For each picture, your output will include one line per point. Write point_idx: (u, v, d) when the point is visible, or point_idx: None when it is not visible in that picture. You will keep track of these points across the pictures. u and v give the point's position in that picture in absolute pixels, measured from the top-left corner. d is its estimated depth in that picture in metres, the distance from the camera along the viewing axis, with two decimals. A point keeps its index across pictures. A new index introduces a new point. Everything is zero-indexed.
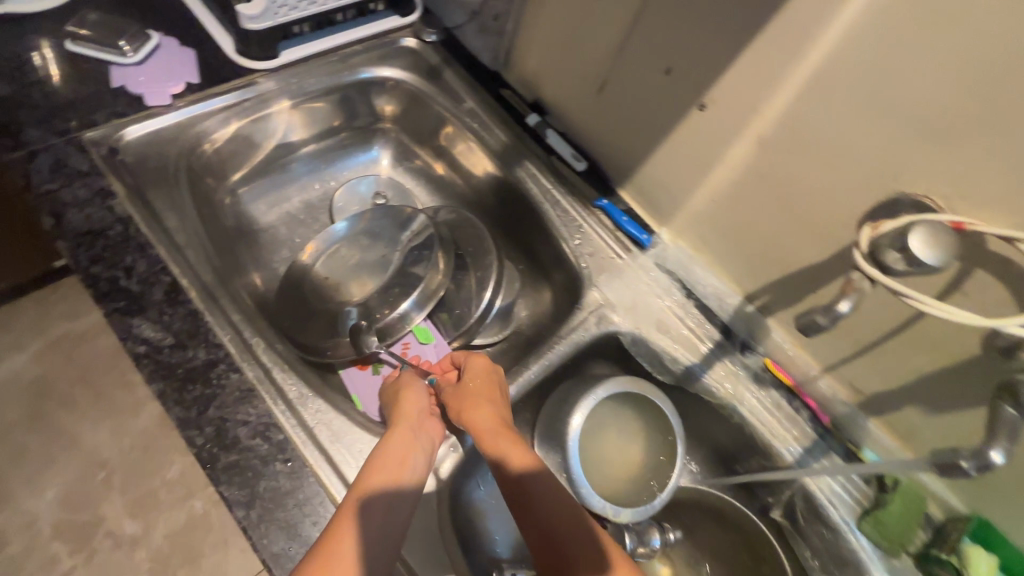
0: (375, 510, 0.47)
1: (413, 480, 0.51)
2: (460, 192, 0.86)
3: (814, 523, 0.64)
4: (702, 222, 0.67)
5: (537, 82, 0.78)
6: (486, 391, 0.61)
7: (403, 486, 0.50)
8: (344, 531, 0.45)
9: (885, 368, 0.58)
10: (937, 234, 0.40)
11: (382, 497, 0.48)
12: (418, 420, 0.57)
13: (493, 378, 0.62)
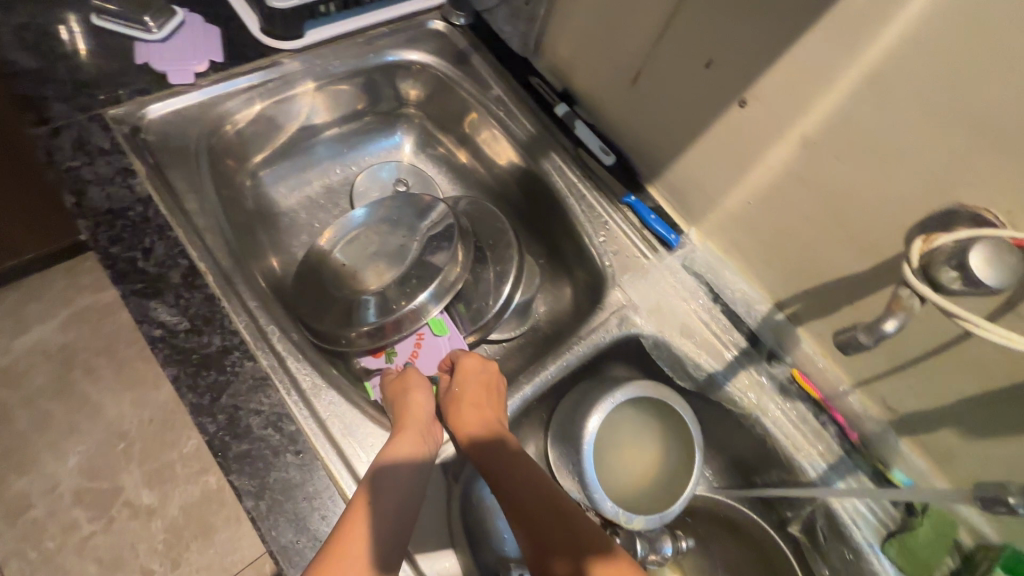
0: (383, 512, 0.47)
1: (419, 480, 0.51)
2: (483, 182, 0.84)
3: (835, 543, 0.62)
4: (735, 224, 0.64)
5: (567, 70, 0.75)
6: (481, 390, 0.61)
7: (411, 487, 0.50)
8: (356, 534, 0.44)
9: (924, 388, 0.55)
10: (1003, 253, 0.37)
11: (389, 497, 0.48)
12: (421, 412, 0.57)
13: (490, 381, 0.62)
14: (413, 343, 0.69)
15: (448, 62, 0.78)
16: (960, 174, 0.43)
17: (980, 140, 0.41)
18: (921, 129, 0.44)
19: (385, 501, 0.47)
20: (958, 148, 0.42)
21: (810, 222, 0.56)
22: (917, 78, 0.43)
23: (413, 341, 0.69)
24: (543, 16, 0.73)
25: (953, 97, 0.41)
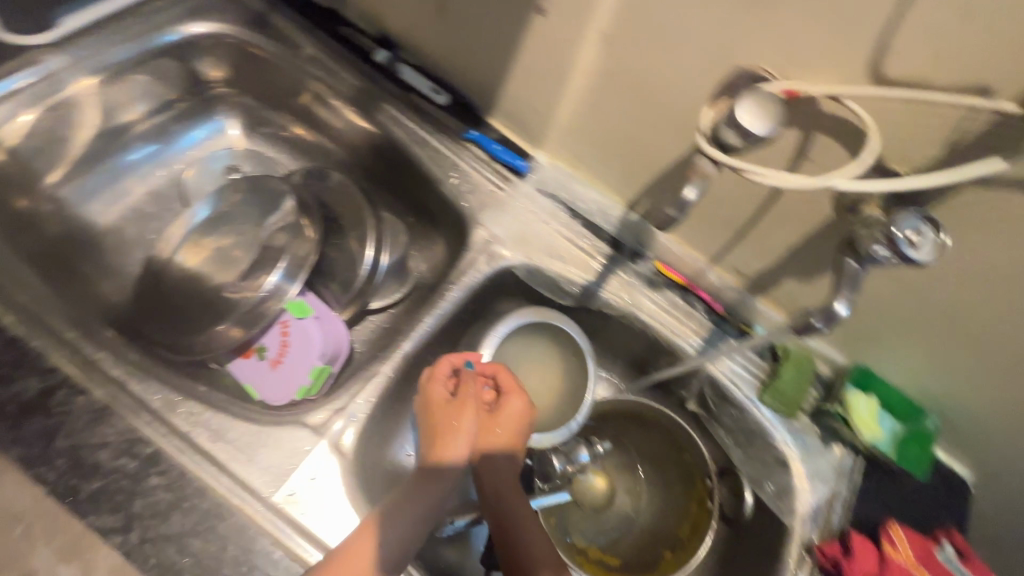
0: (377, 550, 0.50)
1: (421, 521, 0.53)
2: (325, 147, 0.78)
3: (723, 406, 0.68)
4: (575, 134, 0.65)
5: (377, 13, 0.71)
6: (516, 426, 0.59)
7: (410, 531, 0.52)
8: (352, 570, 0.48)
9: (761, 247, 0.60)
10: (767, 103, 0.40)
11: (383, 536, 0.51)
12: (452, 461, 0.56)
13: (525, 428, 0.59)
14: (280, 335, 0.63)
15: (245, 27, 0.71)
16: (733, 38, 0.46)
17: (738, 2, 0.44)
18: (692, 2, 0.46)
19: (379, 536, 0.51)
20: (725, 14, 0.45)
21: (632, 117, 0.58)
22: None
23: (280, 334, 0.63)
24: None
25: None
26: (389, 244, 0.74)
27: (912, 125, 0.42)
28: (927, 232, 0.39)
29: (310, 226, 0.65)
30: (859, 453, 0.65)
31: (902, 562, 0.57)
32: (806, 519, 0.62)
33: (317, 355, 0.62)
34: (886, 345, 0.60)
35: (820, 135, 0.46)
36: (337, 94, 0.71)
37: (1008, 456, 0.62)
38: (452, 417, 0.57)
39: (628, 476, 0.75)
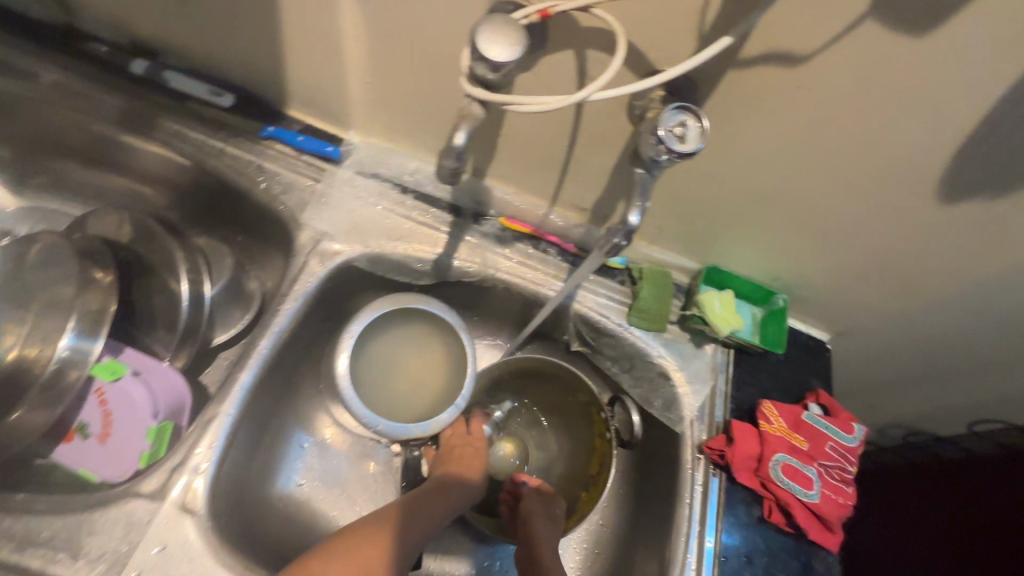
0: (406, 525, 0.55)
1: (437, 523, 0.58)
2: (120, 187, 0.70)
3: (601, 339, 0.69)
4: (376, 108, 0.61)
5: (120, 20, 0.62)
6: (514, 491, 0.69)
7: (422, 530, 0.56)
8: (363, 532, 0.53)
9: (587, 178, 0.60)
10: (501, 27, 0.38)
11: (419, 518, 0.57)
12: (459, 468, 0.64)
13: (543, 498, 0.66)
14: (99, 405, 0.55)
15: None
16: None
17: None
18: None
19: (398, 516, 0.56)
20: None
21: (419, 75, 0.55)
22: None
23: (98, 404, 0.55)
24: None
25: None
26: (214, 270, 0.66)
27: (661, 22, 0.42)
28: (689, 122, 0.40)
29: (101, 275, 0.56)
30: (728, 346, 0.68)
31: (777, 433, 0.61)
32: (694, 422, 0.64)
33: (150, 414, 0.55)
34: (723, 240, 0.63)
35: (588, 51, 0.46)
36: (100, 118, 0.63)
37: (847, 308, 0.68)
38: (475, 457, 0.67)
39: (534, 429, 0.77)
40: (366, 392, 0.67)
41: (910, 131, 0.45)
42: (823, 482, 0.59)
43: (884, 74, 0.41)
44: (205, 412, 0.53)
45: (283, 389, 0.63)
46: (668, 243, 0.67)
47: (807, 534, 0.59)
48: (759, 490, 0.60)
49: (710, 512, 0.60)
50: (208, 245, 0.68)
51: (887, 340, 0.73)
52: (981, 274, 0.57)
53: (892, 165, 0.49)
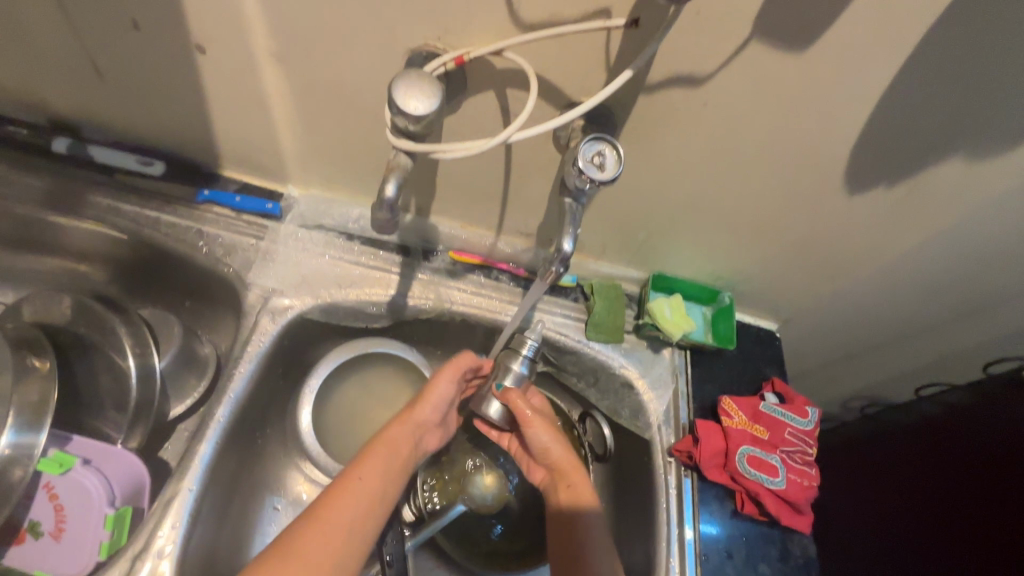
0: (392, 473, 0.55)
1: (391, 472, 0.54)
2: (54, 266, 0.68)
3: (563, 357, 0.70)
4: (312, 160, 0.62)
5: (34, 100, 0.60)
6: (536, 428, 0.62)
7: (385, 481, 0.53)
8: (340, 506, 0.49)
9: (527, 205, 0.62)
10: (417, 82, 0.40)
11: (400, 465, 0.56)
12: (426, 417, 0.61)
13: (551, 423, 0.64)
14: (48, 501, 0.52)
15: None
16: (386, 22, 0.44)
17: None
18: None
19: (383, 467, 0.54)
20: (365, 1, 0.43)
21: (349, 125, 0.56)
22: None
23: (47, 501, 0.52)
24: None
25: None
26: (163, 341, 0.64)
27: (570, 57, 0.44)
28: (606, 151, 0.43)
29: (39, 362, 0.54)
30: (683, 348, 0.71)
31: (739, 426, 0.63)
32: (661, 427, 0.66)
33: (105, 500, 0.53)
34: (664, 248, 0.66)
35: (507, 89, 0.48)
36: (24, 199, 0.62)
37: (788, 297, 0.72)
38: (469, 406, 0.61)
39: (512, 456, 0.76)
40: (334, 443, 0.66)
41: (812, 132, 0.49)
42: (788, 468, 0.62)
43: (779, 86, 0.45)
44: (165, 492, 0.51)
45: (248, 452, 0.61)
46: (613, 256, 0.69)
47: (780, 520, 0.61)
48: (729, 484, 0.62)
49: (687, 512, 0.62)
50: (153, 315, 0.66)
51: (830, 321, 0.77)
52: (899, 250, 0.62)
53: (802, 164, 0.52)
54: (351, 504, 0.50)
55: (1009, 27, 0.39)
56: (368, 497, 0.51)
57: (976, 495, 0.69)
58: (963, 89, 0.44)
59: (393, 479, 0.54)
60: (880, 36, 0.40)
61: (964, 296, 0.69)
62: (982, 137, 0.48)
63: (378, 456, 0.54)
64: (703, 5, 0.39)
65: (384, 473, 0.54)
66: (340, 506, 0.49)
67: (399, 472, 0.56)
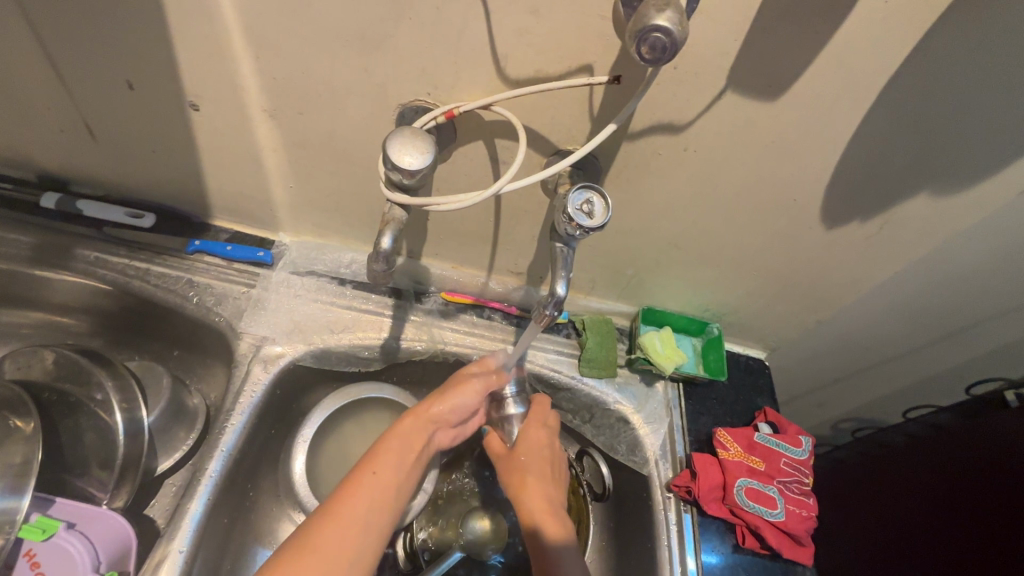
0: (400, 477, 0.51)
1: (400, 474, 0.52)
2: (37, 320, 0.67)
3: (558, 393, 0.70)
4: (304, 208, 0.63)
5: (25, 157, 0.61)
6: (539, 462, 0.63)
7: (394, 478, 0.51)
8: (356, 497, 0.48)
9: (517, 246, 0.63)
10: (411, 138, 0.41)
11: (409, 468, 0.53)
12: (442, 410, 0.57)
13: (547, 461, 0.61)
14: (29, 569, 0.49)
15: None
16: (378, 80, 0.46)
17: (360, 48, 0.43)
18: (323, 59, 0.45)
19: (389, 472, 0.51)
20: (357, 62, 0.45)
21: (341, 175, 0.57)
22: (277, 17, 0.42)
23: (29, 569, 0.49)
24: None
25: (313, 23, 0.42)
26: (151, 393, 0.63)
27: (556, 109, 0.46)
28: (594, 199, 0.44)
29: (22, 422, 0.52)
30: (676, 381, 0.71)
31: (735, 458, 0.64)
32: (658, 462, 0.66)
33: (91, 565, 0.50)
34: (652, 283, 0.68)
35: (496, 139, 0.49)
36: (10, 256, 0.62)
37: (774, 326, 0.74)
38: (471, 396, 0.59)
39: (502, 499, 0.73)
40: (328, 493, 0.65)
41: (788, 173, 0.51)
42: (786, 498, 0.62)
43: (754, 133, 0.47)
44: (152, 556, 0.50)
45: (240, 507, 0.59)
46: (603, 292, 0.71)
47: (781, 553, 0.61)
48: (729, 517, 0.62)
49: (689, 548, 0.61)
50: (141, 367, 0.64)
51: (817, 347, 0.79)
52: (877, 279, 0.64)
53: (781, 202, 0.54)
54: (355, 520, 0.47)
55: (961, 77, 0.42)
56: (372, 509, 0.48)
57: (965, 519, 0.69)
58: (925, 131, 0.47)
59: (402, 482, 0.52)
60: (846, 85, 0.43)
61: (942, 320, 0.72)
62: (947, 174, 0.50)
63: (393, 449, 0.52)
64: (681, 61, 0.42)
65: (391, 479, 0.51)
66: (344, 521, 0.46)
67: (409, 475, 0.52)
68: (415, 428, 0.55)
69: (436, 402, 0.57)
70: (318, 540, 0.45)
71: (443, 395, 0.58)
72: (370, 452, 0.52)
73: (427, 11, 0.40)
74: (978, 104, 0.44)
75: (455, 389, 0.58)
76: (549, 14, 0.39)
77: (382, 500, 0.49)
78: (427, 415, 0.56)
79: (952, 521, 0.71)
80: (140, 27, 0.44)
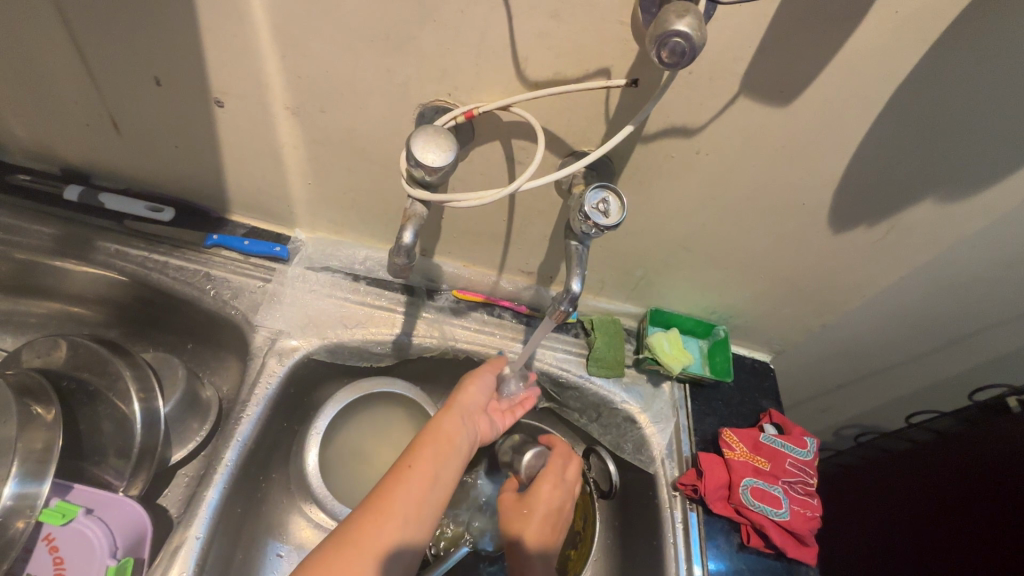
0: (439, 469, 0.52)
1: (439, 469, 0.52)
2: (55, 310, 0.68)
3: (565, 391, 0.71)
4: (321, 204, 0.64)
5: (51, 150, 0.62)
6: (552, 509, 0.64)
7: (431, 473, 0.51)
8: (399, 495, 0.49)
9: (528, 246, 0.64)
10: (433, 136, 0.43)
11: (450, 461, 0.54)
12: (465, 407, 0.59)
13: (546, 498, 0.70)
14: (48, 553, 0.51)
15: None
16: (400, 80, 0.47)
17: (384, 49, 0.45)
18: (348, 59, 0.46)
19: (429, 467, 0.52)
20: (381, 62, 0.46)
21: (358, 172, 0.58)
22: (305, 17, 0.43)
23: (47, 553, 0.51)
24: None
25: (340, 24, 0.44)
26: (167, 384, 0.64)
27: (572, 111, 0.48)
28: (610, 198, 0.46)
29: (42, 410, 0.53)
30: (682, 381, 0.72)
31: (740, 458, 0.64)
32: (664, 461, 0.67)
33: (108, 551, 0.51)
34: (661, 284, 0.69)
35: (513, 139, 0.51)
36: (31, 247, 0.63)
37: (780, 330, 0.75)
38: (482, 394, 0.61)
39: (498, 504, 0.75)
40: (338, 485, 0.66)
41: (798, 177, 0.52)
42: (790, 498, 0.63)
43: (765, 137, 0.49)
44: (170, 541, 0.51)
45: (253, 497, 0.60)
46: (612, 293, 0.72)
47: (786, 551, 0.61)
48: (734, 516, 0.63)
49: (694, 547, 0.62)
50: (157, 358, 0.65)
51: (822, 351, 0.80)
52: (883, 283, 0.65)
53: (790, 205, 0.56)
54: (394, 514, 0.48)
55: (968, 85, 0.43)
56: (414, 503, 0.49)
57: (968, 523, 0.70)
58: (932, 137, 0.48)
59: (441, 472, 0.52)
60: (856, 91, 0.44)
61: (946, 327, 0.73)
62: (954, 180, 0.52)
63: (426, 444, 0.53)
64: (696, 66, 0.43)
65: (430, 471, 0.51)
66: (385, 516, 0.47)
67: (448, 466, 0.53)
68: (450, 420, 0.56)
69: (463, 397, 0.59)
70: (360, 535, 0.46)
71: (465, 389, 0.60)
72: (410, 449, 0.53)
73: (451, 14, 0.41)
74: (984, 112, 0.45)
75: (473, 378, 0.61)
76: (570, 19, 0.40)
77: (424, 493, 0.50)
78: (458, 409, 0.58)
79: (955, 525, 0.71)
80: (172, 25, 0.46)
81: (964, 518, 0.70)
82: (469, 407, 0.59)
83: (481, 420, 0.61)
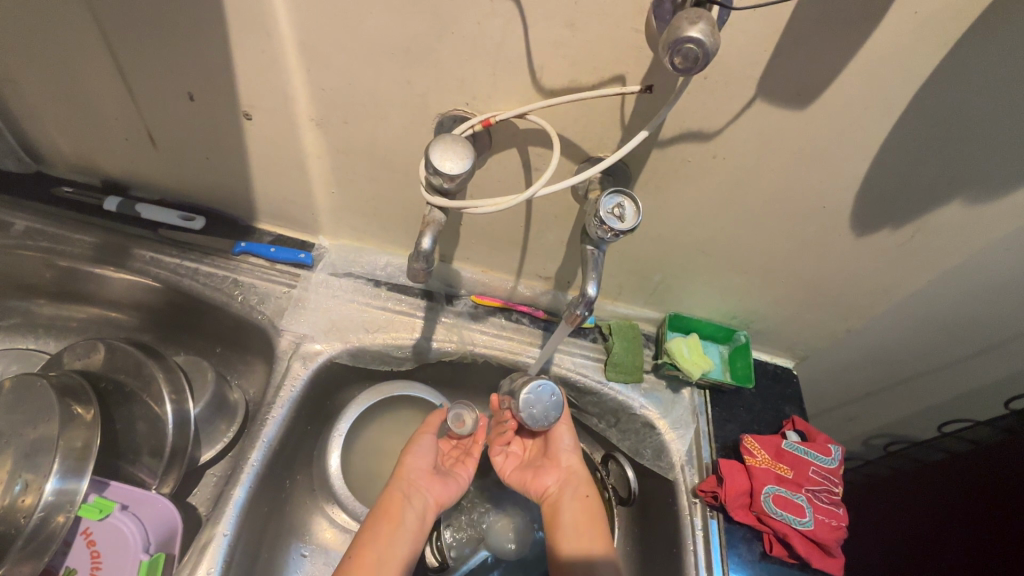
0: (384, 551, 0.53)
1: (383, 551, 0.53)
2: (95, 315, 0.71)
3: (584, 396, 0.71)
4: (344, 212, 0.66)
5: (92, 162, 0.66)
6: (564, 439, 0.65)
7: (378, 553, 0.52)
8: None
9: (545, 250, 0.65)
10: (450, 144, 0.44)
11: (395, 542, 0.54)
12: (411, 478, 0.60)
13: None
14: (86, 547, 0.53)
15: None
16: (419, 91, 0.49)
17: (403, 61, 0.46)
18: (370, 72, 0.48)
19: (373, 554, 0.52)
20: (400, 73, 0.47)
21: (379, 181, 0.60)
22: (330, 31, 0.45)
23: (85, 546, 0.53)
24: (13, 122, 0.62)
25: (363, 38, 0.45)
26: (197, 387, 0.66)
27: (588, 118, 0.48)
28: (625, 203, 0.46)
29: (83, 410, 0.55)
30: (702, 388, 0.72)
31: (762, 465, 0.63)
32: (684, 467, 0.66)
33: (141, 546, 0.53)
34: (679, 289, 0.69)
35: (530, 147, 0.52)
36: (73, 255, 0.66)
37: (803, 335, 0.73)
38: (424, 463, 0.62)
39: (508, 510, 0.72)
40: (359, 487, 0.68)
41: (818, 178, 0.52)
42: (815, 507, 0.62)
43: (781, 140, 0.48)
44: (199, 537, 0.53)
45: (277, 497, 0.62)
46: (630, 298, 0.72)
47: (810, 562, 0.60)
48: (756, 525, 0.62)
49: (715, 556, 0.61)
50: (188, 361, 0.68)
51: (848, 357, 0.78)
52: (911, 287, 0.64)
53: (810, 208, 0.55)
54: None
55: (994, 81, 0.42)
56: None
57: (997, 556, 0.67)
58: (958, 135, 0.47)
59: (387, 555, 0.53)
60: (876, 92, 0.44)
61: (979, 332, 0.70)
62: (982, 180, 0.50)
63: (376, 525, 0.55)
64: (711, 71, 0.43)
65: (374, 556, 0.52)
66: None
67: (395, 546, 0.54)
68: (392, 498, 0.57)
69: (404, 472, 0.60)
70: None
71: (403, 464, 0.61)
72: (354, 540, 0.54)
73: (469, 27, 0.43)
74: (1013, 110, 0.44)
75: (412, 447, 0.62)
76: (585, 28, 0.41)
77: None
78: (400, 483, 0.59)
79: (984, 556, 0.69)
80: (204, 43, 0.48)
81: (998, 550, 0.68)
82: (424, 475, 0.61)
83: (432, 486, 0.61)
